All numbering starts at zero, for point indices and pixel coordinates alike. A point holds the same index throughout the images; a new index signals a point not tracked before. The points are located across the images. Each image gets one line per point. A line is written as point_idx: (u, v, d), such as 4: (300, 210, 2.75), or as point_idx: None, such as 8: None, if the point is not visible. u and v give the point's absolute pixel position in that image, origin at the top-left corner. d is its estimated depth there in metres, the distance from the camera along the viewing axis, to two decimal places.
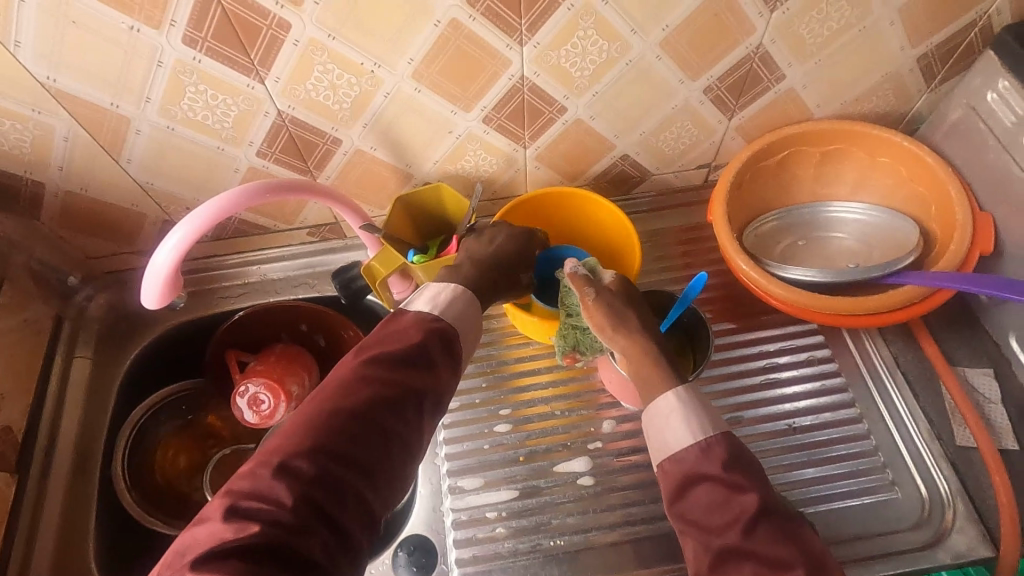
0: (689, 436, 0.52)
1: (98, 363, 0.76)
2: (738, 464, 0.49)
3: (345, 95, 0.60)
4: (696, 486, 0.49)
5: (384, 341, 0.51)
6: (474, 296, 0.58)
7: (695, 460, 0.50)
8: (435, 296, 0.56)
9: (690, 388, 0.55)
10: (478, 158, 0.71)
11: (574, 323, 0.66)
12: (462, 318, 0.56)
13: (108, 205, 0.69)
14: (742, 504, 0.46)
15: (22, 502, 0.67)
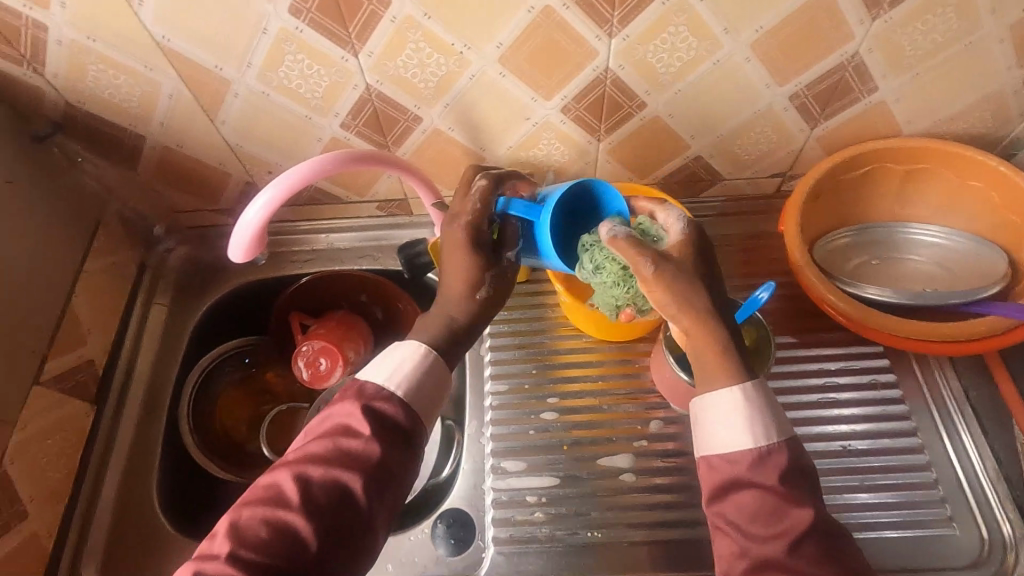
0: (744, 441, 0.51)
1: (173, 311, 0.81)
2: (794, 477, 0.50)
3: (432, 74, 0.62)
4: (743, 491, 0.50)
5: (331, 429, 0.52)
6: (444, 360, 0.56)
7: (747, 466, 0.51)
8: (384, 364, 0.55)
9: (759, 388, 0.53)
10: (551, 147, 0.72)
11: (628, 293, 0.59)
12: (422, 396, 0.54)
13: (198, 162, 0.73)
14: (792, 521, 0.48)
15: (98, 429, 0.72)
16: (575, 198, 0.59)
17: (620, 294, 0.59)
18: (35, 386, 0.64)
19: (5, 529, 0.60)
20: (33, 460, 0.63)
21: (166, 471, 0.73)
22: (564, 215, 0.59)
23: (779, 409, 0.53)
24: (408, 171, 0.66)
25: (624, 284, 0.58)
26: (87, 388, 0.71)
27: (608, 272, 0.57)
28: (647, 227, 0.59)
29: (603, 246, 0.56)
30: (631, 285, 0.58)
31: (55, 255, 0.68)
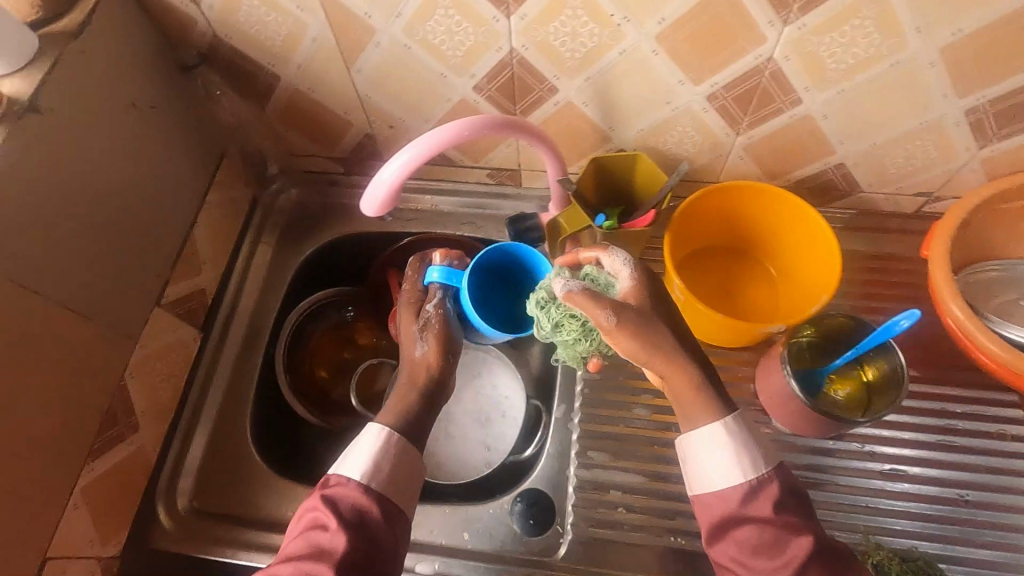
0: (734, 477, 0.53)
1: (278, 251, 0.82)
2: (787, 505, 0.52)
3: (582, 44, 0.59)
4: (740, 525, 0.51)
5: (306, 527, 0.51)
6: (407, 439, 0.55)
7: (739, 500, 0.52)
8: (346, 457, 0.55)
9: (738, 421, 0.55)
10: (685, 135, 0.68)
11: (596, 343, 0.57)
12: (383, 480, 0.53)
13: (325, 108, 0.73)
14: (793, 548, 0.49)
15: (203, 355, 0.75)
16: (503, 265, 0.65)
17: (587, 349, 0.58)
18: (155, 308, 0.67)
19: (120, 437, 0.63)
20: (148, 377, 0.66)
21: (259, 406, 0.75)
22: (487, 282, 0.64)
23: (761, 438, 0.55)
24: (543, 142, 0.63)
25: (586, 338, 0.57)
26: (197, 315, 0.74)
27: (566, 328, 0.56)
28: (594, 276, 0.56)
29: (559, 302, 0.56)
30: (596, 334, 0.57)
31: (184, 184, 0.70)
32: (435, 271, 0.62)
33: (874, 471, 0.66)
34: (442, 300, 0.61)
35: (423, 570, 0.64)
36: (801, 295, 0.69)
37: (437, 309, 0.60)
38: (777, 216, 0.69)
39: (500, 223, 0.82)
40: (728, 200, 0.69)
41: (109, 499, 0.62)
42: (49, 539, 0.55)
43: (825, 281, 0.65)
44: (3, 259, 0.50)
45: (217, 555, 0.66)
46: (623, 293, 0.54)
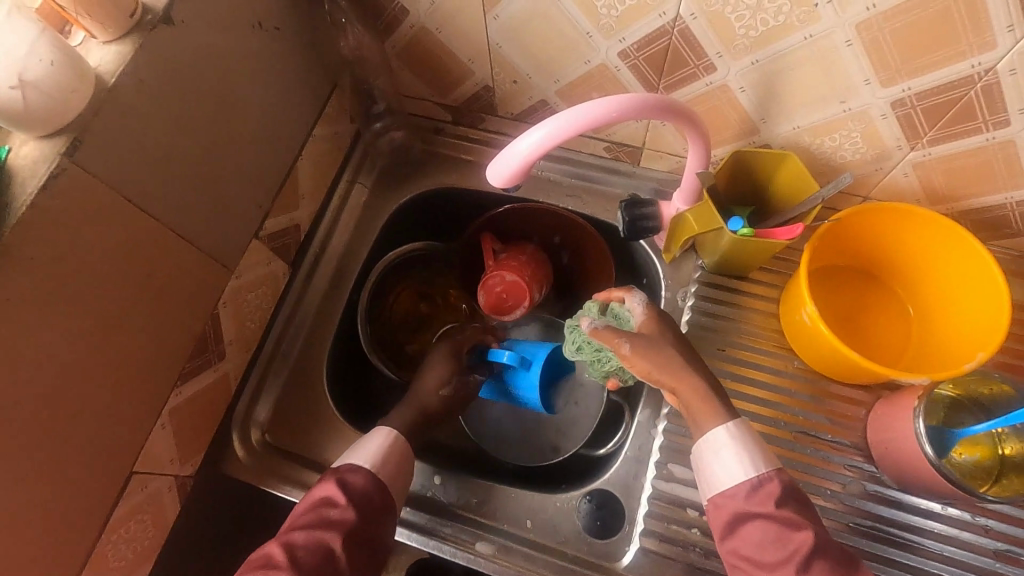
0: (743, 474, 0.52)
1: (372, 193, 0.79)
2: (791, 503, 0.50)
3: (762, 21, 0.51)
4: (747, 523, 0.49)
5: (315, 502, 0.52)
6: (405, 439, 0.59)
7: (745, 498, 0.51)
8: (360, 447, 0.57)
9: (741, 421, 0.55)
10: (849, 141, 0.59)
11: (611, 365, 0.64)
12: (387, 471, 0.56)
13: (449, 52, 0.67)
14: (798, 542, 0.46)
15: (289, 291, 0.73)
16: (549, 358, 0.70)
17: (603, 371, 0.65)
18: (253, 240, 0.65)
19: (207, 364, 0.63)
20: (240, 307, 0.65)
21: (336, 350, 0.74)
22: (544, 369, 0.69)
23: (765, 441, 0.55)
24: (696, 126, 0.54)
25: (604, 360, 0.64)
26: (290, 250, 0.72)
27: (585, 351, 0.64)
28: (617, 313, 0.62)
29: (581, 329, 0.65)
30: (610, 357, 0.63)
31: (295, 114, 0.67)
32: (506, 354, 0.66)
33: (987, 549, 0.59)
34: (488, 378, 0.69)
35: (481, 550, 0.62)
36: (949, 342, 0.60)
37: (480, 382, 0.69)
38: (935, 251, 0.60)
39: (607, 201, 0.76)
40: (879, 222, 0.60)
41: (191, 422, 0.62)
42: (136, 454, 0.56)
43: (983, 340, 0.56)
44: (133, 180, 0.48)
45: (283, 493, 0.66)
46: (638, 327, 0.59)
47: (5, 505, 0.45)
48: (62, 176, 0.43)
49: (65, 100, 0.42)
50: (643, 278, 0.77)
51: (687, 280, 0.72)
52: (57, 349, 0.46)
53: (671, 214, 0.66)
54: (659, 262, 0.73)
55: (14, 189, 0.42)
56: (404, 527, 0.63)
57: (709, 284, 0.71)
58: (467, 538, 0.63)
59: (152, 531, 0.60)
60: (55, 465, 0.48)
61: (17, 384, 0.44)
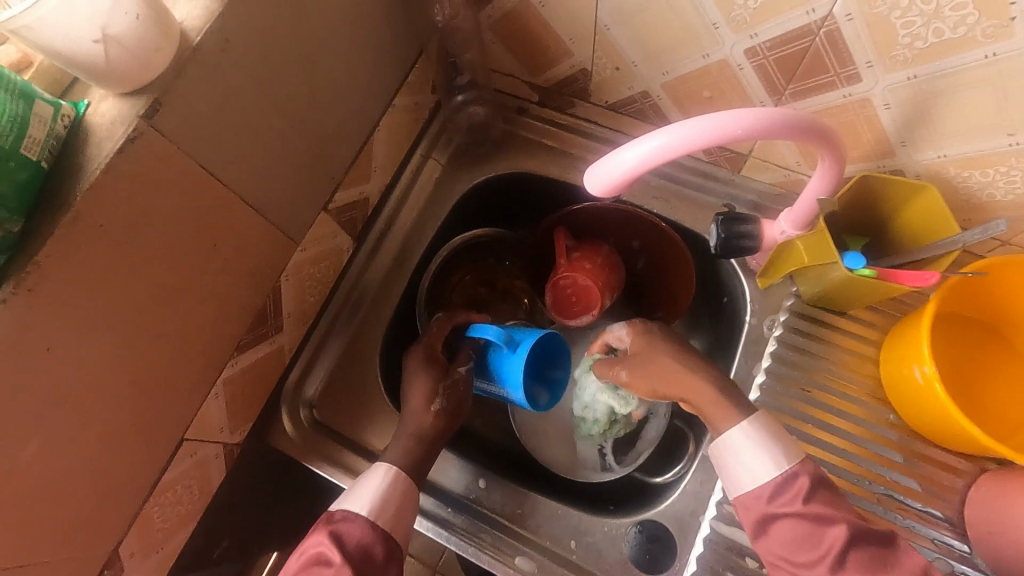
0: (772, 470, 0.48)
1: (445, 171, 0.75)
2: (821, 494, 0.47)
3: (934, 32, 0.43)
4: (776, 520, 0.47)
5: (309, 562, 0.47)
6: (411, 478, 0.55)
7: (771, 497, 0.47)
8: (360, 491, 0.53)
9: (758, 415, 0.51)
10: (1005, 179, 0.50)
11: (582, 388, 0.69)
12: (388, 518, 0.52)
13: (548, 29, 0.61)
14: (831, 539, 0.44)
15: (351, 266, 0.70)
16: (542, 351, 0.61)
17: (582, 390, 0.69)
18: (321, 213, 0.62)
19: (264, 337, 0.61)
20: (302, 280, 0.63)
21: (392, 334, 0.71)
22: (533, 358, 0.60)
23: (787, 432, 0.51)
24: (829, 146, 0.47)
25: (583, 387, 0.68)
26: (357, 224, 0.69)
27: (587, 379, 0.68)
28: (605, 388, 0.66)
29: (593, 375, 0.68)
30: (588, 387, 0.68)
31: (378, 82, 0.63)
32: (490, 329, 0.58)
33: None
34: (472, 365, 0.62)
35: (520, 565, 0.59)
36: None
37: (467, 373, 0.62)
38: None
39: (697, 209, 0.69)
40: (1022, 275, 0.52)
41: (243, 392, 0.61)
42: (188, 423, 0.55)
43: None
44: (208, 147, 0.45)
45: (325, 473, 0.65)
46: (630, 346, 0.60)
47: (58, 468, 0.44)
48: (138, 141, 0.40)
49: (148, 59, 0.39)
50: (725, 296, 0.71)
51: (776, 307, 0.66)
52: (121, 319, 0.44)
53: (773, 235, 0.59)
54: (749, 283, 0.66)
55: (90, 149, 0.39)
56: (441, 528, 0.61)
57: (800, 315, 0.64)
58: (506, 550, 0.60)
59: (196, 495, 0.60)
60: (108, 432, 0.47)
61: (79, 353, 0.42)
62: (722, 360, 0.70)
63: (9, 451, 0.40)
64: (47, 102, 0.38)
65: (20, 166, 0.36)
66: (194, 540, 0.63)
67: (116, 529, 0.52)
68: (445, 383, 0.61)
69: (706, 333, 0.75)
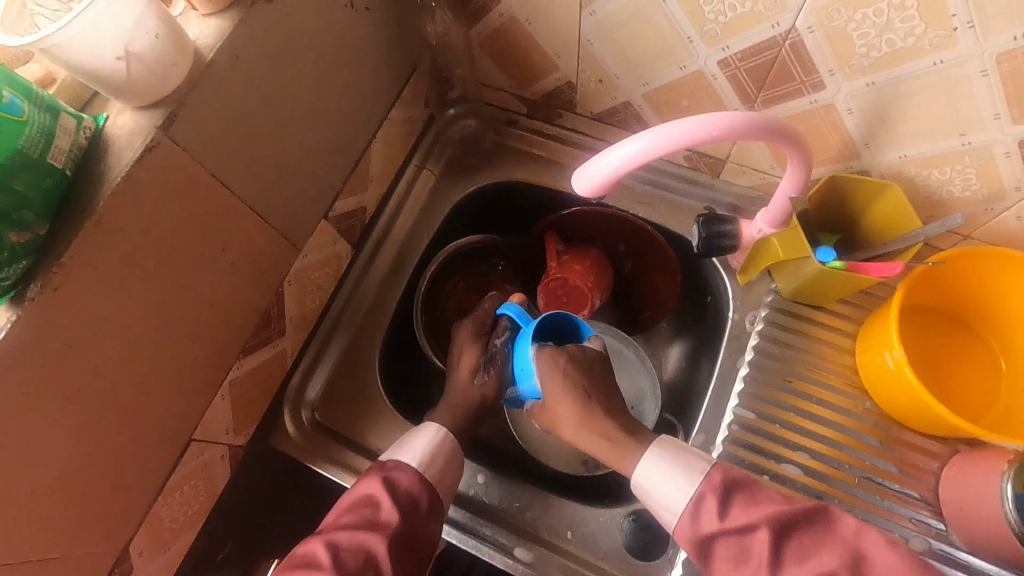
0: (683, 494, 0.51)
1: (439, 181, 0.78)
2: (733, 502, 0.49)
3: (887, 42, 0.47)
4: (712, 540, 0.48)
5: (361, 503, 0.52)
6: (455, 442, 0.60)
7: (693, 518, 0.49)
8: (414, 446, 0.58)
9: (656, 444, 0.54)
10: (961, 177, 0.54)
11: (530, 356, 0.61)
12: (434, 472, 0.57)
13: (535, 44, 0.65)
14: (757, 549, 0.45)
15: (349, 272, 0.73)
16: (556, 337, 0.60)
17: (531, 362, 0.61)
18: (322, 221, 0.64)
19: (268, 340, 0.63)
20: (304, 285, 0.66)
21: (391, 337, 0.74)
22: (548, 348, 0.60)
23: (688, 448, 0.54)
24: (797, 148, 0.51)
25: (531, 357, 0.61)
26: (355, 231, 0.72)
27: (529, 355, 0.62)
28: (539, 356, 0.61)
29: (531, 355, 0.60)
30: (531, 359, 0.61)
31: (375, 96, 0.66)
32: (511, 308, 0.62)
33: None
34: (507, 339, 0.65)
35: (519, 556, 0.61)
36: None
37: (502, 347, 0.65)
38: None
39: (680, 213, 0.73)
40: (981, 265, 0.56)
41: (248, 395, 0.63)
42: (196, 422, 0.57)
43: None
44: (219, 156, 0.48)
45: (327, 473, 0.66)
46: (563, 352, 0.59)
47: (75, 463, 0.46)
48: (156, 150, 0.43)
49: (165, 74, 0.42)
50: (709, 296, 0.74)
51: (756, 304, 0.69)
52: (136, 319, 0.47)
53: (751, 234, 0.63)
54: (731, 281, 0.70)
55: (112, 158, 0.42)
56: (442, 522, 0.63)
57: (780, 310, 0.68)
58: (505, 542, 0.62)
59: (202, 496, 0.62)
60: (122, 430, 0.49)
61: (97, 351, 0.44)
62: (708, 356, 0.73)
63: (34, 446, 0.42)
64: (70, 115, 0.40)
65: (48, 173, 0.39)
66: (200, 541, 0.65)
67: (127, 527, 0.54)
68: (485, 357, 0.66)
69: (693, 331, 0.78)
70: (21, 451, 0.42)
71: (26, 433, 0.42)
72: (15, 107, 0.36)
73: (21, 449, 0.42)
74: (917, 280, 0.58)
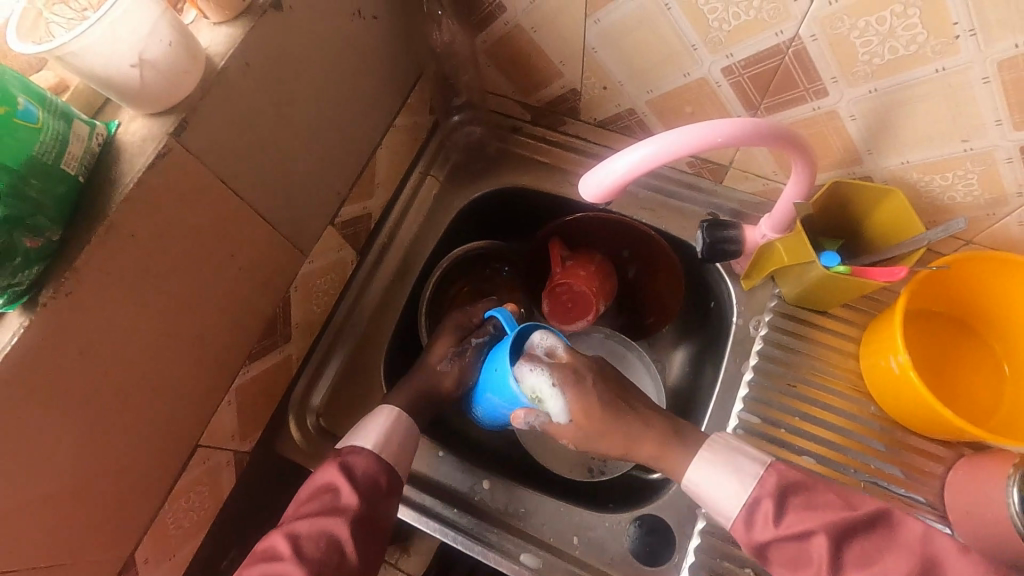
0: (738, 495, 0.52)
1: (443, 187, 0.78)
2: (790, 505, 0.50)
3: (889, 50, 0.48)
4: (771, 543, 0.49)
5: (319, 490, 0.54)
6: (409, 418, 0.61)
7: (752, 519, 0.50)
8: (369, 429, 0.58)
9: (706, 445, 0.56)
10: (963, 182, 0.54)
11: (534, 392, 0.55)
12: (391, 451, 0.58)
13: (540, 52, 0.65)
14: (817, 553, 0.46)
15: (355, 278, 0.73)
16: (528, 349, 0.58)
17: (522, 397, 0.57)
18: (328, 226, 0.65)
19: (274, 345, 0.63)
20: (310, 291, 0.66)
21: (395, 343, 0.74)
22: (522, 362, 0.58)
23: (740, 449, 0.55)
24: (801, 154, 0.51)
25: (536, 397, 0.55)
26: (360, 237, 0.72)
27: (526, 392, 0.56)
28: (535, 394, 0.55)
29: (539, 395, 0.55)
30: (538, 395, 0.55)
31: (381, 103, 0.67)
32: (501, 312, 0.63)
33: None
34: (485, 341, 0.66)
35: (526, 562, 0.61)
36: None
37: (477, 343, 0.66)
38: None
39: (683, 218, 0.73)
40: (983, 270, 0.57)
41: (253, 400, 0.63)
42: (202, 428, 0.57)
43: None
44: (228, 162, 0.48)
45: None
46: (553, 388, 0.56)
47: (83, 469, 0.46)
48: (168, 156, 0.43)
49: (177, 81, 0.42)
50: (712, 301, 0.75)
51: (760, 309, 0.69)
52: (146, 324, 0.47)
53: (754, 239, 0.63)
54: (734, 286, 0.70)
55: (124, 164, 0.42)
56: (448, 528, 0.63)
57: (784, 315, 0.68)
58: (511, 548, 0.62)
59: (207, 502, 0.62)
60: (130, 435, 0.49)
61: (106, 357, 0.44)
62: (712, 361, 0.73)
63: (44, 451, 0.42)
64: (83, 121, 0.41)
65: (61, 180, 0.39)
66: (205, 548, 0.64)
67: (133, 533, 0.53)
68: (456, 349, 0.66)
69: (696, 336, 0.78)
70: (31, 456, 0.42)
71: (37, 438, 0.42)
72: (29, 114, 0.37)
73: (30, 454, 0.42)
74: (920, 285, 0.58)
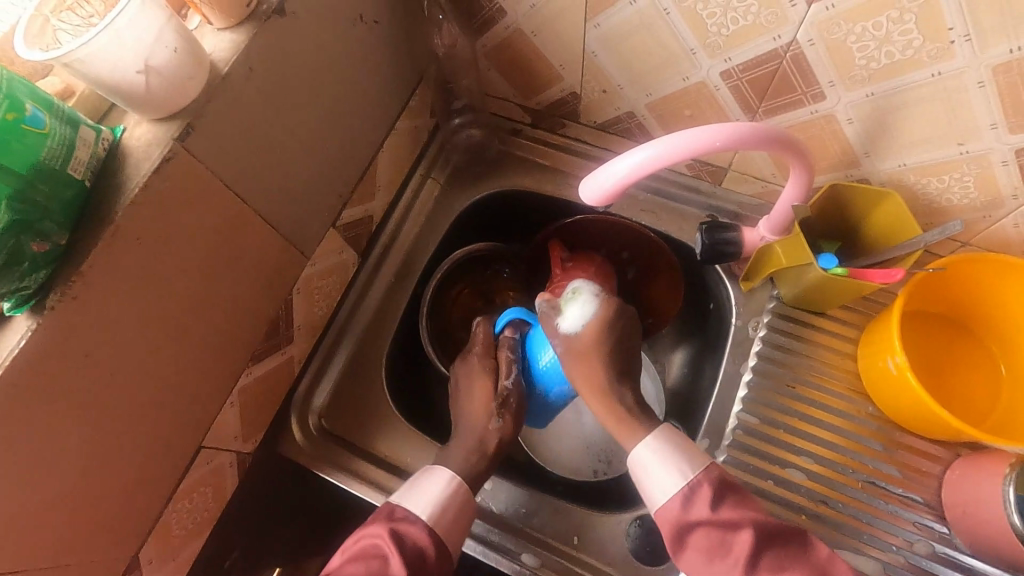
0: (676, 481, 0.51)
1: (444, 189, 0.79)
2: (726, 499, 0.50)
3: (885, 54, 0.48)
4: (694, 528, 0.49)
5: (364, 552, 0.50)
6: (468, 490, 0.57)
7: (683, 506, 0.50)
8: (424, 494, 0.55)
9: (661, 429, 0.54)
10: (959, 184, 0.55)
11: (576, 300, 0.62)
12: (444, 524, 0.54)
13: (541, 55, 0.66)
14: (738, 545, 0.47)
15: (356, 280, 0.74)
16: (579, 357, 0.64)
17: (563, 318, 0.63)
18: (330, 229, 0.65)
19: (277, 346, 0.64)
20: (312, 293, 0.66)
21: (397, 344, 0.74)
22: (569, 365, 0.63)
23: (690, 442, 0.54)
24: (799, 157, 0.52)
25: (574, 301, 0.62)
26: (362, 239, 0.73)
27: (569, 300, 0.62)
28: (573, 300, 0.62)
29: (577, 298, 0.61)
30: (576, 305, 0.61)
31: (382, 106, 0.67)
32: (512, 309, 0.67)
33: None
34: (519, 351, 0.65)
35: (526, 562, 0.62)
36: None
37: (514, 386, 0.63)
38: None
39: (683, 220, 0.74)
40: (979, 272, 0.57)
41: (256, 401, 0.63)
42: (206, 429, 0.57)
43: None
44: (231, 166, 0.49)
45: (334, 479, 0.66)
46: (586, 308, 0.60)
47: (88, 470, 0.46)
48: (172, 161, 0.44)
49: (182, 87, 0.43)
50: (712, 302, 0.75)
51: (759, 310, 0.70)
52: (150, 326, 0.47)
53: (753, 241, 0.63)
54: (733, 288, 0.71)
55: (129, 169, 0.43)
56: None
57: (782, 316, 0.69)
58: (512, 548, 0.63)
59: (210, 503, 0.62)
60: (134, 436, 0.50)
61: (111, 359, 0.45)
62: (711, 361, 0.74)
63: (50, 453, 0.43)
64: (90, 127, 0.41)
65: (68, 185, 0.40)
66: (208, 548, 0.65)
67: (137, 533, 0.54)
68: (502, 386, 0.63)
69: (697, 337, 0.78)
70: (37, 457, 0.42)
71: (44, 439, 0.42)
72: (37, 120, 0.37)
73: (37, 455, 0.42)
74: (916, 286, 0.59)
